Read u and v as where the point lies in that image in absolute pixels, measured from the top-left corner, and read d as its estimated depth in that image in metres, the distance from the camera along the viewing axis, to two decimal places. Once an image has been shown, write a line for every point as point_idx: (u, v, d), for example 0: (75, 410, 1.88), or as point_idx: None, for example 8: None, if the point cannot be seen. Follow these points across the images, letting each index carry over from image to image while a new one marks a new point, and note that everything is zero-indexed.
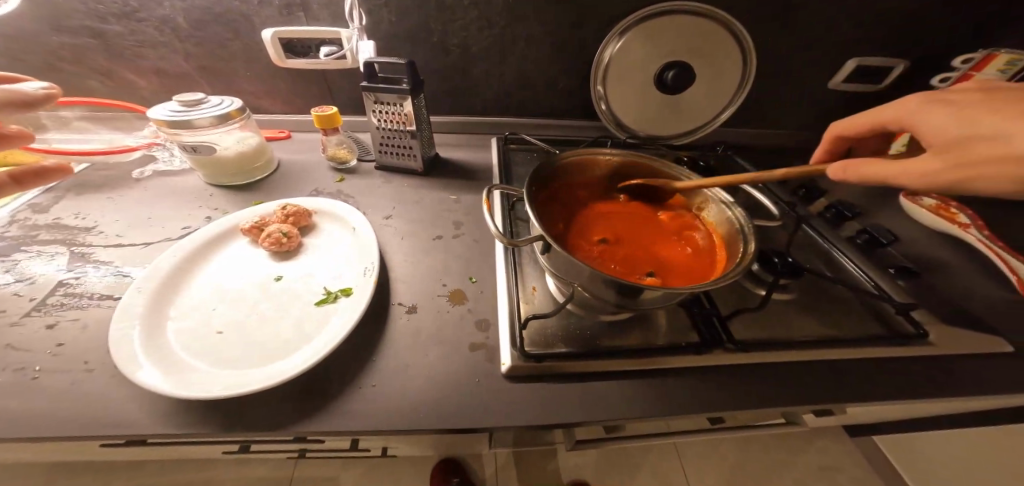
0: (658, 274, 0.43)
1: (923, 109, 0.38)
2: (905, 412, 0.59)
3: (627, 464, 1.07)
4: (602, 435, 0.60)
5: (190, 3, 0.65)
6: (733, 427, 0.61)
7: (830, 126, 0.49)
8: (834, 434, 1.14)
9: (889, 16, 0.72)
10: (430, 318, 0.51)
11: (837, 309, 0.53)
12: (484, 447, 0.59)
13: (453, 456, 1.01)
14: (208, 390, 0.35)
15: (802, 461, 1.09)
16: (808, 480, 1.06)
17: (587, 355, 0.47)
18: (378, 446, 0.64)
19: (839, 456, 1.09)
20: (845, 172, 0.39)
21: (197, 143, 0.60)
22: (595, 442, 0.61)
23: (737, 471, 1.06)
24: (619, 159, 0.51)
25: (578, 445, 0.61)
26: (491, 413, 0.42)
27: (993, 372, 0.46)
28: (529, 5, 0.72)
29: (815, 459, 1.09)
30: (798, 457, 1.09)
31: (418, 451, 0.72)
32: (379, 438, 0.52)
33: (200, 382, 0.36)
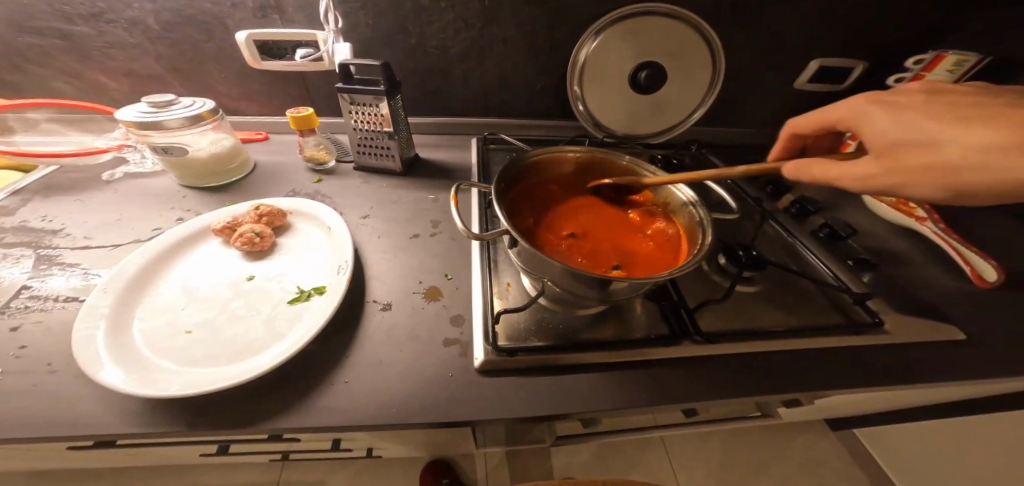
0: (624, 268, 0.44)
1: (873, 112, 0.39)
2: (871, 400, 0.61)
3: (615, 462, 1.08)
4: (582, 430, 0.61)
5: (161, 5, 0.65)
6: (711, 419, 0.63)
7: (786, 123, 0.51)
8: (816, 427, 1.16)
9: (848, 19, 0.75)
10: (405, 315, 0.51)
11: (800, 300, 0.55)
12: (467, 444, 0.59)
13: (443, 458, 1.01)
14: (174, 388, 0.35)
15: (785, 454, 1.11)
16: (791, 472, 1.08)
17: (558, 348, 0.48)
18: (360, 445, 0.64)
19: (821, 449, 1.12)
20: (797, 172, 0.40)
21: (169, 145, 0.59)
22: (577, 436, 0.62)
23: (721, 465, 1.08)
24: (588, 156, 0.53)
25: (561, 440, 0.62)
26: (463, 406, 0.42)
27: (945, 356, 0.48)
28: (504, 8, 0.74)
29: (798, 452, 1.11)
30: (782, 451, 1.11)
31: (401, 452, 0.71)
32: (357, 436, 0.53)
33: (165, 381, 0.36)
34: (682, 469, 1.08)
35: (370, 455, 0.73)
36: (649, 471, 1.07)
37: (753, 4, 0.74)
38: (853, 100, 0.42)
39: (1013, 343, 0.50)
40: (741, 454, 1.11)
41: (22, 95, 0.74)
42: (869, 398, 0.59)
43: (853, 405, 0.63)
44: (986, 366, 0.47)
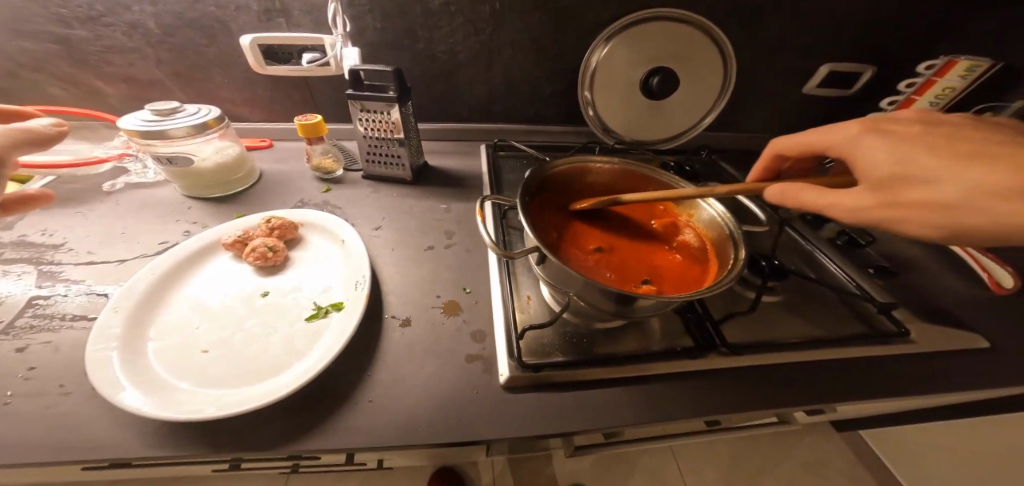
0: (652, 282, 0.44)
1: (872, 140, 0.38)
2: (889, 407, 0.61)
3: (623, 468, 1.08)
4: (601, 441, 0.60)
5: (162, 8, 0.63)
6: (729, 428, 0.62)
7: (771, 142, 0.49)
8: (821, 428, 1.17)
9: (857, 24, 0.75)
10: (425, 330, 0.50)
11: (823, 310, 0.54)
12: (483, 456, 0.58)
13: (451, 467, 0.99)
14: (197, 412, 0.33)
15: (793, 456, 1.11)
16: (799, 474, 1.08)
17: (585, 363, 0.47)
18: (374, 459, 0.63)
19: (827, 451, 1.13)
20: (782, 195, 0.39)
21: (173, 154, 0.57)
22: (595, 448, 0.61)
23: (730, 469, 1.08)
24: (608, 167, 0.52)
25: (578, 451, 0.61)
26: (491, 425, 0.41)
27: (969, 365, 0.48)
28: (515, 12, 0.73)
29: (804, 454, 1.12)
30: (788, 453, 1.12)
31: (415, 464, 0.70)
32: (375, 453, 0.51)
33: (186, 404, 0.34)
34: (690, 473, 1.08)
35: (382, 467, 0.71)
36: (657, 476, 1.07)
37: (764, 10, 0.73)
38: (850, 126, 0.41)
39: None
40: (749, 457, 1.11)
41: (14, 101, 0.71)
42: (889, 406, 0.59)
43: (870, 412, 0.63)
44: (1010, 374, 0.47)
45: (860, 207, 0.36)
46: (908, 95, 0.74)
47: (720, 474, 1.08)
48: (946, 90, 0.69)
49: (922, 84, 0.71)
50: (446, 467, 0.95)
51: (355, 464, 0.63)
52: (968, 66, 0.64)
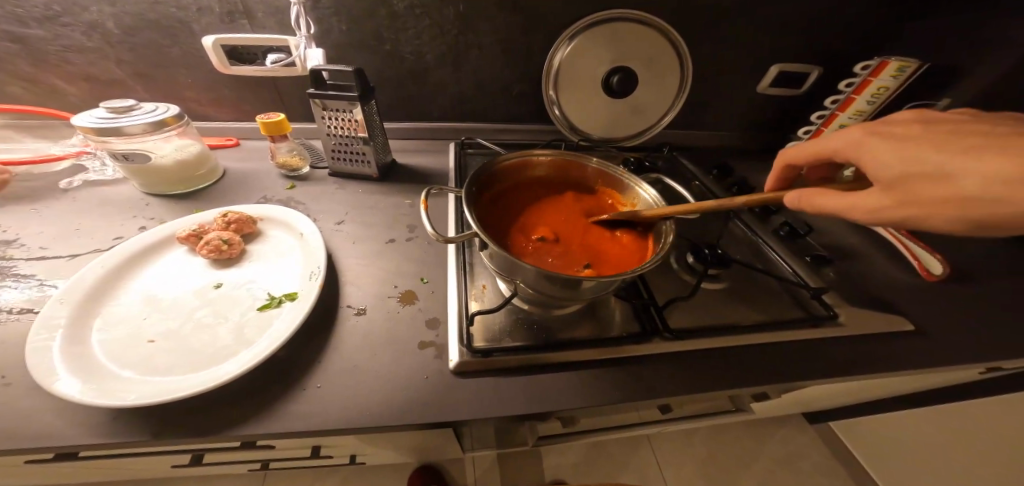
0: (593, 267, 0.46)
1: (873, 144, 0.37)
2: (835, 392, 0.64)
3: (604, 463, 1.10)
4: (564, 430, 0.62)
5: (122, 8, 0.63)
6: (690, 416, 0.66)
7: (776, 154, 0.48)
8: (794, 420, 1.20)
9: (802, 27, 0.79)
10: (380, 319, 0.51)
11: (763, 296, 0.57)
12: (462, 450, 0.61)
13: (432, 465, 0.99)
14: (137, 397, 0.34)
15: (766, 447, 1.15)
16: (772, 464, 1.12)
17: (532, 349, 0.49)
18: (344, 452, 0.63)
19: (801, 443, 1.16)
20: (799, 201, 0.39)
21: (130, 151, 0.58)
22: (559, 437, 0.63)
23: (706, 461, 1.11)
24: (559, 159, 0.54)
25: (545, 440, 0.63)
26: (436, 408, 0.42)
27: (896, 346, 0.51)
28: (477, 15, 0.75)
29: (780, 446, 1.15)
30: (762, 443, 1.15)
31: (389, 458, 0.71)
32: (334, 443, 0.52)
33: (127, 390, 0.35)
34: (669, 467, 1.10)
35: (355, 462, 0.72)
36: (638, 472, 1.09)
37: (715, 14, 0.77)
38: (847, 131, 0.40)
39: (955, 331, 0.54)
40: (725, 449, 1.14)
41: None
42: (836, 389, 0.62)
43: (822, 397, 0.66)
44: (932, 355, 0.50)
45: (877, 206, 0.36)
46: (848, 95, 0.76)
47: (698, 467, 1.11)
48: (880, 89, 0.72)
49: (859, 84, 0.75)
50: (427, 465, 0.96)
51: (323, 458, 0.63)
52: (899, 66, 0.69)
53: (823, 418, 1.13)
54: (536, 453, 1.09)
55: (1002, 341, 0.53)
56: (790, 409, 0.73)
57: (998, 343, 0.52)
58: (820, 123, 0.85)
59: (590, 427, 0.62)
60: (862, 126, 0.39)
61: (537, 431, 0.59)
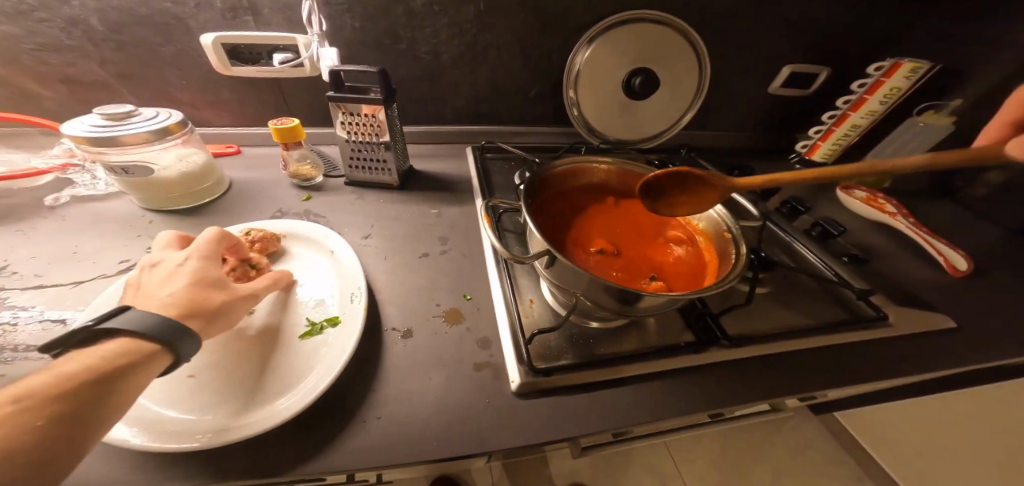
0: (659, 278, 0.44)
1: None
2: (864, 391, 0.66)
3: (621, 461, 1.11)
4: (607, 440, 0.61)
5: (106, 3, 0.55)
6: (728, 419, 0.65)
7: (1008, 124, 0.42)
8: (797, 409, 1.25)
9: (824, 30, 0.80)
10: (428, 341, 0.48)
11: (808, 299, 0.57)
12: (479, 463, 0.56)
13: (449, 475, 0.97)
14: (189, 444, 0.31)
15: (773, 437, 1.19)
16: (779, 453, 1.16)
17: (593, 364, 0.47)
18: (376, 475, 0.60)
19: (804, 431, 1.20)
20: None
21: (128, 164, 0.51)
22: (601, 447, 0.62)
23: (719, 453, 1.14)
24: (605, 166, 0.53)
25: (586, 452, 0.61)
26: (507, 435, 0.40)
27: (940, 346, 0.52)
28: (500, 14, 0.71)
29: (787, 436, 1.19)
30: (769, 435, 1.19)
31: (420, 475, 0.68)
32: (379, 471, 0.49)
33: (177, 435, 0.32)
34: (685, 463, 1.12)
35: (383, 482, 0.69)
36: (653, 468, 1.10)
37: (739, 14, 0.76)
38: None
39: (987, 326, 0.56)
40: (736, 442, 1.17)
41: None
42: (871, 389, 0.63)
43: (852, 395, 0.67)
44: (973, 351, 0.52)
45: None
46: (860, 95, 0.76)
47: (713, 462, 1.13)
48: (892, 90, 0.72)
49: (872, 84, 0.75)
50: (445, 476, 0.93)
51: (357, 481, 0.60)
52: (911, 67, 0.69)
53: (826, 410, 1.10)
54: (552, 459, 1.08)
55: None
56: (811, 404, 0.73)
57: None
58: (830, 124, 0.83)
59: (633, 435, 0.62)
60: None
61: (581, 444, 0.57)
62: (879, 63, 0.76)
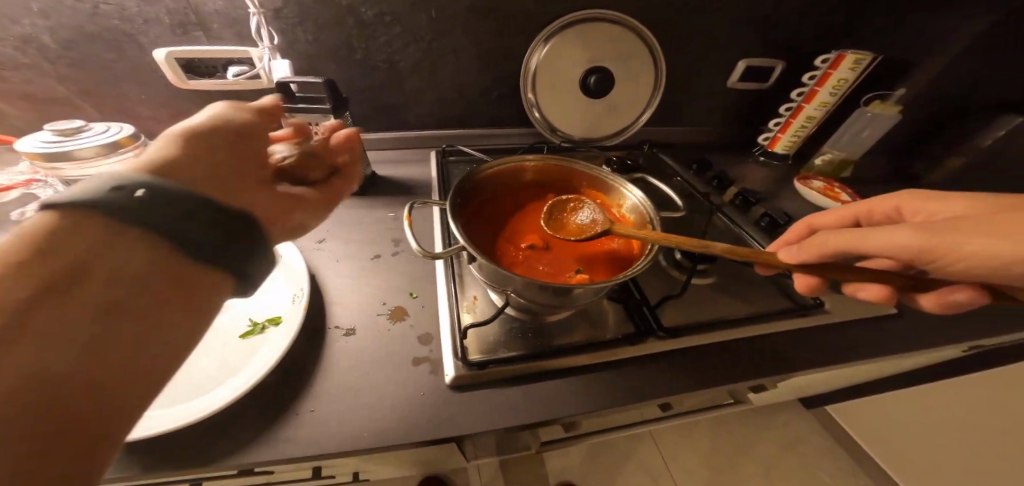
0: (585, 271, 0.45)
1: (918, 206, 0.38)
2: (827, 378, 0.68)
3: (610, 458, 1.10)
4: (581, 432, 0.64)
5: (57, 21, 0.56)
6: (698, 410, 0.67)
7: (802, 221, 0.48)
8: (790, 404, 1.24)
9: (779, 23, 0.80)
10: (370, 338, 0.49)
11: (751, 288, 0.58)
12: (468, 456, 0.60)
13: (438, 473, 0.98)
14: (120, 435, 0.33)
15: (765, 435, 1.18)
16: (771, 450, 1.15)
17: (529, 357, 0.48)
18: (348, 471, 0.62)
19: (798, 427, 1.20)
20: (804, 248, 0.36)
21: (84, 178, 0.54)
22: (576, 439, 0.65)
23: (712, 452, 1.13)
24: (536, 163, 0.53)
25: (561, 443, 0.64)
26: (438, 425, 0.41)
27: (880, 332, 0.53)
28: (452, 21, 0.72)
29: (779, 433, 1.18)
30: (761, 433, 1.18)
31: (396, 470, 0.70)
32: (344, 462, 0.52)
33: None
34: (674, 459, 1.12)
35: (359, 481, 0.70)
36: (643, 466, 1.09)
37: (692, 11, 0.77)
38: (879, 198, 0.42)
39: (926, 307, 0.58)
40: (725, 436, 1.17)
41: None
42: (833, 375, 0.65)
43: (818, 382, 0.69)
44: (914, 335, 0.53)
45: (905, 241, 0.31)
46: (811, 87, 0.78)
47: (703, 458, 1.12)
48: (841, 81, 0.74)
49: (820, 77, 0.77)
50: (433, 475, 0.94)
51: (327, 477, 0.62)
52: (855, 59, 0.71)
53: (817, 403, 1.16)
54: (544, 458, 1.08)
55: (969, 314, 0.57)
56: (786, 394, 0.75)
57: (967, 317, 0.57)
58: (788, 115, 0.84)
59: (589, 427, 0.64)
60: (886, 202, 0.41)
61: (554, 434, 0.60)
62: (826, 56, 0.78)
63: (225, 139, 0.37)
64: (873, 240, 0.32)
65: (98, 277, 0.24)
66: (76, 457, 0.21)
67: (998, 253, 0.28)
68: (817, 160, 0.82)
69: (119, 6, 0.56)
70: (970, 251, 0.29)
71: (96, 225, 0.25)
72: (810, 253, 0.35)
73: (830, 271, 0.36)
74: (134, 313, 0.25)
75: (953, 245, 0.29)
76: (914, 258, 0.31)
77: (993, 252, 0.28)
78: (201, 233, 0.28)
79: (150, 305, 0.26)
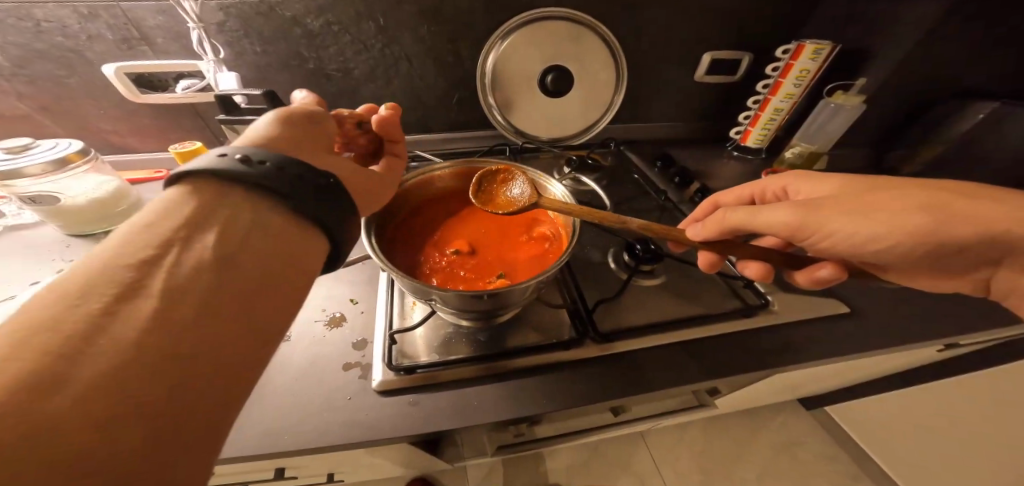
0: (508, 275, 0.45)
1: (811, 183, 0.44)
2: (804, 376, 0.66)
3: (602, 467, 1.05)
4: (561, 431, 0.64)
5: (5, 41, 0.58)
6: (677, 410, 0.67)
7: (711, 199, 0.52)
8: (789, 406, 1.19)
9: (736, 12, 0.78)
10: (305, 344, 0.50)
11: (699, 287, 0.57)
12: (452, 451, 0.63)
13: (424, 475, 0.98)
14: None
15: (760, 438, 1.13)
16: (767, 453, 1.10)
17: (462, 362, 0.47)
18: (323, 473, 0.63)
19: (798, 429, 1.15)
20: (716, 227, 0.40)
21: (36, 195, 0.55)
22: (556, 438, 0.65)
23: (704, 455, 1.09)
24: (463, 167, 0.52)
25: (541, 441, 0.65)
26: (358, 430, 0.42)
27: (830, 332, 0.51)
28: (401, 26, 0.72)
29: (775, 436, 1.13)
30: (756, 435, 1.13)
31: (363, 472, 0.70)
32: (308, 462, 0.54)
33: None
34: (665, 462, 1.07)
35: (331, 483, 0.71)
36: (633, 468, 1.06)
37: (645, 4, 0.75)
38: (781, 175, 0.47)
39: (880, 302, 0.56)
40: (720, 439, 1.12)
41: None
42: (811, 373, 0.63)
43: (794, 379, 0.68)
44: (868, 336, 0.51)
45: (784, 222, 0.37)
46: (775, 79, 0.76)
47: (695, 459, 1.08)
48: (803, 71, 0.72)
49: (782, 68, 0.75)
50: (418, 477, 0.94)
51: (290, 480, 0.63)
52: (814, 48, 0.69)
53: (814, 404, 1.12)
54: (532, 459, 1.06)
55: (930, 308, 0.55)
56: (767, 390, 0.74)
57: (925, 312, 0.55)
58: (756, 108, 0.82)
59: (553, 429, 0.63)
60: (785, 178, 0.46)
61: (535, 431, 0.62)
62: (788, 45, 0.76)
63: (300, 118, 0.39)
64: (762, 216, 0.38)
65: (245, 230, 0.29)
66: (218, 403, 0.24)
67: (856, 228, 0.35)
68: (787, 153, 0.80)
69: (60, 24, 0.58)
70: (834, 228, 0.36)
71: (228, 194, 0.30)
72: (714, 231, 0.40)
73: (732, 247, 0.42)
74: (259, 272, 0.29)
75: (821, 224, 0.36)
76: (793, 233, 0.38)
77: (854, 228, 0.35)
78: (297, 193, 0.31)
79: (268, 265, 0.29)
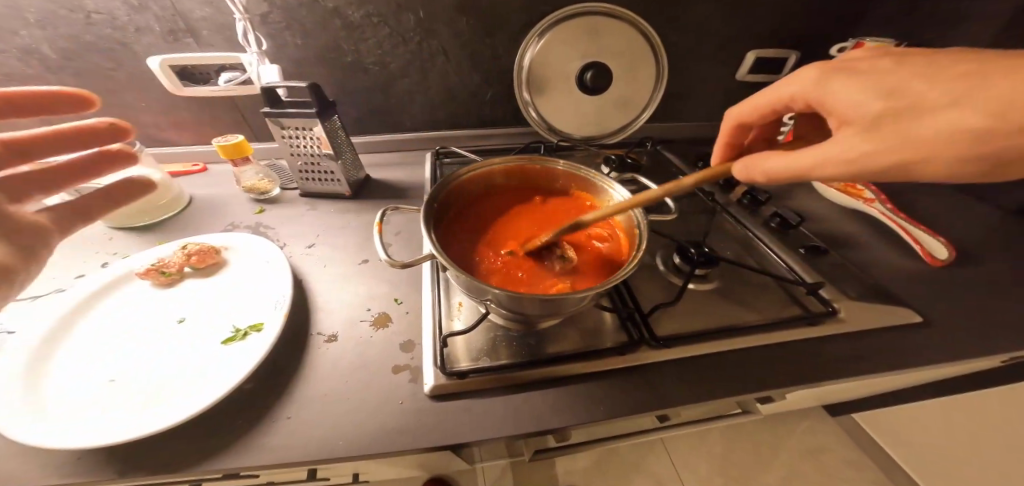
0: (568, 278, 0.43)
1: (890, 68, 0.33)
2: (857, 388, 0.64)
3: (620, 469, 1.04)
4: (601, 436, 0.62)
5: (54, 31, 0.58)
6: (720, 416, 0.64)
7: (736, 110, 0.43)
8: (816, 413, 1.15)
9: (785, 8, 0.76)
10: (353, 345, 0.49)
11: (754, 293, 0.55)
12: (490, 453, 0.61)
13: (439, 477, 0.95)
14: (118, 436, 0.34)
15: (789, 445, 1.08)
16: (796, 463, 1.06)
17: (515, 367, 0.46)
18: (352, 474, 0.61)
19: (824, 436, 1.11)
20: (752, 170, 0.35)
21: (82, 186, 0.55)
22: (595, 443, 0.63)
23: (728, 462, 1.05)
24: (517, 164, 0.51)
25: (579, 447, 0.63)
26: (415, 434, 0.40)
27: (899, 342, 0.49)
28: (441, 20, 0.71)
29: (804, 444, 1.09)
30: (785, 443, 1.09)
31: (391, 473, 0.69)
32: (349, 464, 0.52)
33: (95, 429, 0.35)
34: (686, 468, 1.04)
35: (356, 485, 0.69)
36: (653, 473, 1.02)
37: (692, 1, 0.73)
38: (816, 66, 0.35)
39: (944, 312, 0.54)
40: (747, 446, 1.08)
41: None
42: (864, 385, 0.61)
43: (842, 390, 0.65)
44: (938, 347, 0.49)
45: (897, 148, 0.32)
46: None
47: (720, 466, 1.04)
48: None
49: None
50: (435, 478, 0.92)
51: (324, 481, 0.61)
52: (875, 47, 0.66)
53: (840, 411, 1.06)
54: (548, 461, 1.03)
55: (998, 320, 0.53)
56: (811, 400, 0.71)
57: (992, 325, 0.52)
58: None
59: (595, 435, 0.61)
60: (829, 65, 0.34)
61: (576, 437, 0.60)
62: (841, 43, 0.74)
63: None
64: None
65: None
66: None
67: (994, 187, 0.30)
68: None
69: (110, 15, 0.58)
70: None
71: None
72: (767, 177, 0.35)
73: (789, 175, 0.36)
74: None
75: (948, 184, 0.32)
76: None
77: None
78: None
79: None
